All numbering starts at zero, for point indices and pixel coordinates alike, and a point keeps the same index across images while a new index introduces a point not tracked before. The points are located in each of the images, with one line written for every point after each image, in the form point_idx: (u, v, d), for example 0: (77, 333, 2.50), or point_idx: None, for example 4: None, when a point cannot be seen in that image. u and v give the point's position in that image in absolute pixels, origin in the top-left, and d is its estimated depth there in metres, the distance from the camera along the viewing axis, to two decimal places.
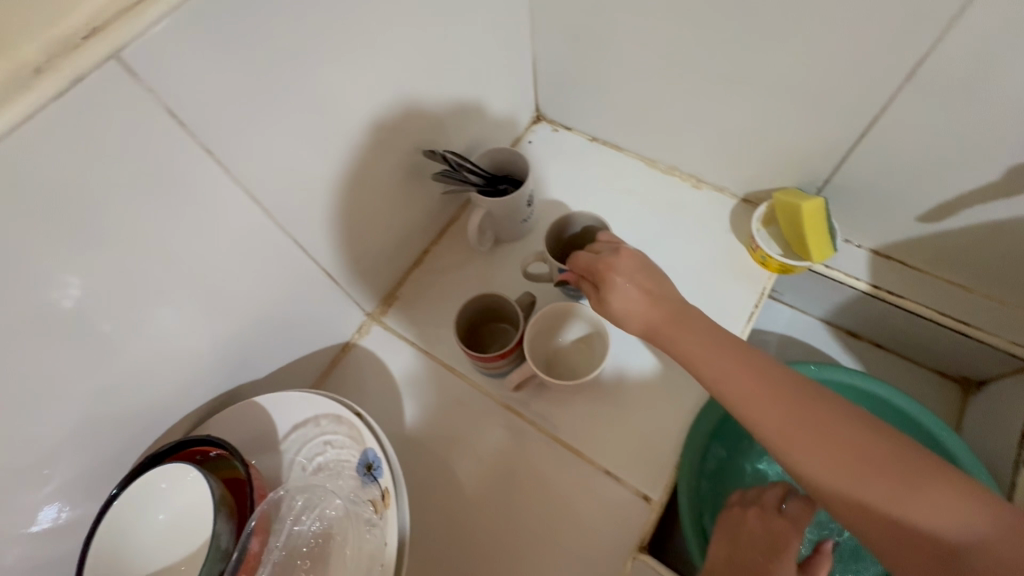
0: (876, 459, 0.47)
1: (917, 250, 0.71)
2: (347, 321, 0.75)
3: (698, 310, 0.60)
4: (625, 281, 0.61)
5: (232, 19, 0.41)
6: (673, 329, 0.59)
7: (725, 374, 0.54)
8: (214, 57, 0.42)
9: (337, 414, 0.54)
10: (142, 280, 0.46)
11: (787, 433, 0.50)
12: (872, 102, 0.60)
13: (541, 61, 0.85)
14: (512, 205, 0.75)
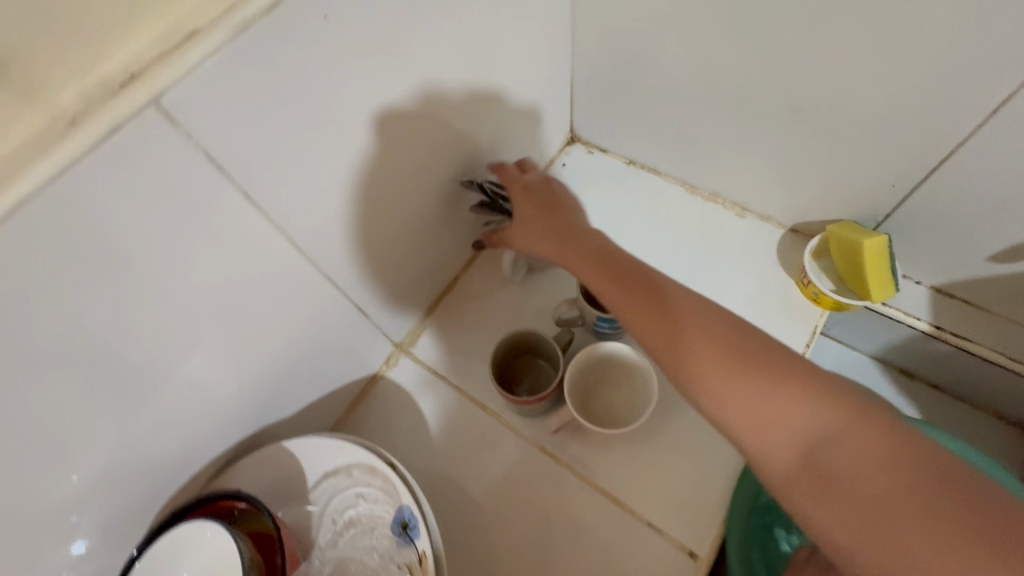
0: (876, 479, 0.39)
1: (987, 290, 0.66)
2: (375, 352, 0.72)
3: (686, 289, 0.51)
4: (522, 217, 0.64)
5: (279, 53, 0.38)
6: (658, 321, 0.49)
7: (735, 378, 0.44)
8: (258, 95, 0.39)
9: (370, 465, 0.51)
10: (173, 325, 0.44)
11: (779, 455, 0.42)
12: (949, 136, 0.55)
13: (580, 83, 0.81)
14: None
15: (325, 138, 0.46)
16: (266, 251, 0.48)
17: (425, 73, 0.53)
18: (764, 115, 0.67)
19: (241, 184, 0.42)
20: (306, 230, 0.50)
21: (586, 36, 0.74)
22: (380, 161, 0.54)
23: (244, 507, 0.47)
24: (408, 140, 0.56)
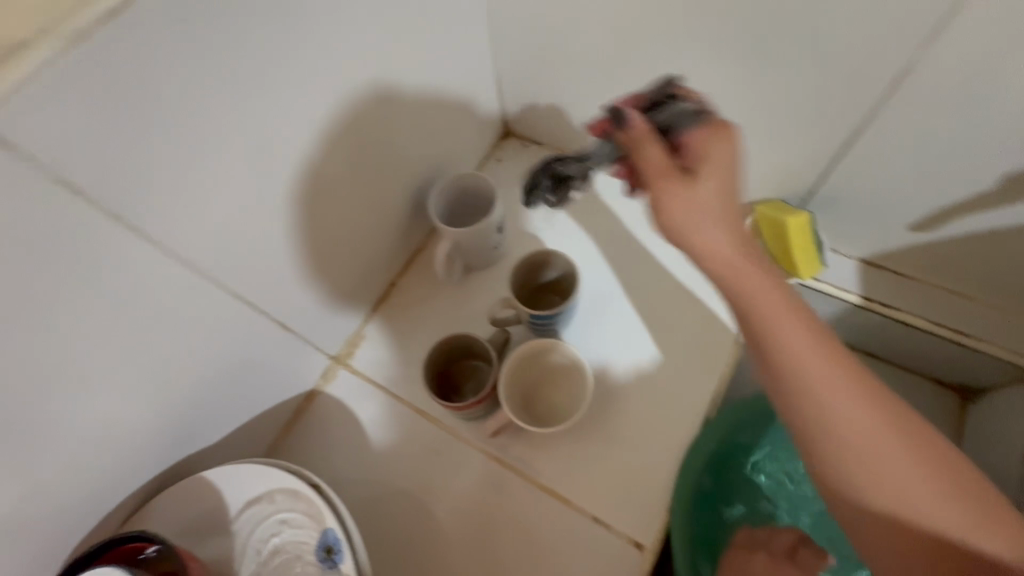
0: (938, 483, 0.41)
1: (911, 260, 0.67)
2: (310, 368, 0.70)
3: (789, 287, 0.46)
4: (706, 180, 0.45)
5: (129, 65, 0.35)
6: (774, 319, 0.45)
7: (835, 379, 0.43)
8: (109, 114, 0.35)
9: (292, 490, 0.49)
10: (51, 368, 0.40)
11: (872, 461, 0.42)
12: (856, 113, 0.55)
13: (506, 81, 0.78)
14: (479, 233, 0.70)
15: (211, 156, 0.43)
16: (161, 280, 0.45)
17: (325, 81, 0.50)
18: None
19: (115, 212, 0.39)
20: (206, 255, 0.47)
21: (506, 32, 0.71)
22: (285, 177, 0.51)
23: (159, 547, 0.44)
24: (316, 151, 0.52)
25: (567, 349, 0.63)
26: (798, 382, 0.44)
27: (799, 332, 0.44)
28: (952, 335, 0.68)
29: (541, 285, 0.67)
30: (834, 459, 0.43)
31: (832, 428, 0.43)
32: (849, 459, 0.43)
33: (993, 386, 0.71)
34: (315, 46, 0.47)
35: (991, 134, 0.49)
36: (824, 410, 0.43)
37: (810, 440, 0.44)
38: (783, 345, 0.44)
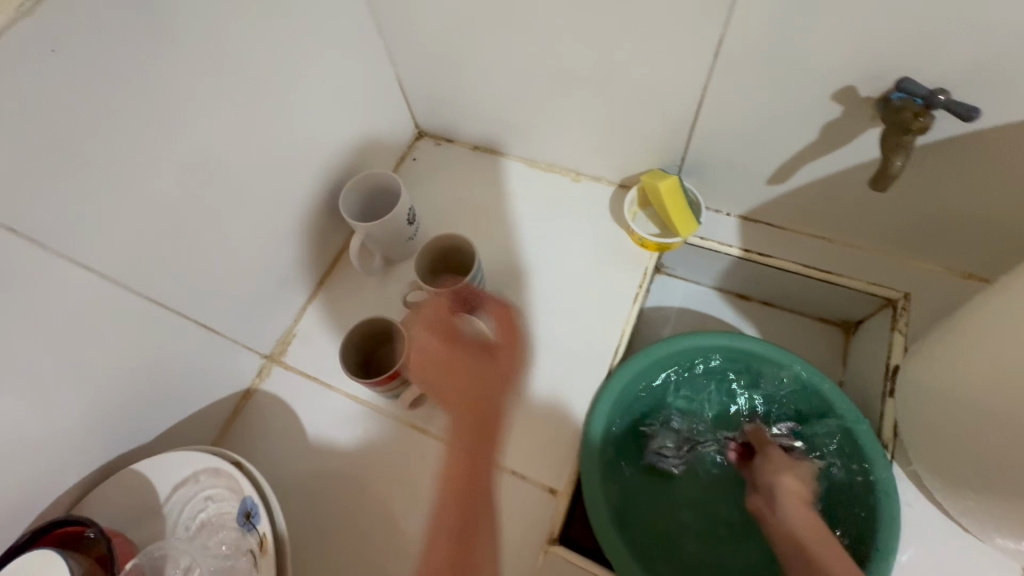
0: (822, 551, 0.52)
1: (775, 210, 0.75)
2: (242, 367, 0.75)
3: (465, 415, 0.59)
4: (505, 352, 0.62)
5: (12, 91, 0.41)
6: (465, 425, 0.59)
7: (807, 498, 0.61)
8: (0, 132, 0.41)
9: (214, 468, 0.54)
10: None
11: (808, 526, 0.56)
12: (695, 82, 0.63)
13: (406, 81, 0.86)
14: (391, 227, 0.76)
15: (103, 169, 0.49)
16: (71, 285, 0.50)
17: (207, 94, 0.56)
18: (559, 86, 0.73)
19: (13, 225, 0.44)
20: (112, 260, 0.53)
21: (395, 37, 0.79)
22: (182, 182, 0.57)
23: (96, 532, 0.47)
24: (209, 158, 0.59)
25: (475, 324, 0.68)
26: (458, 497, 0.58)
27: (775, 463, 0.66)
28: (821, 275, 0.76)
29: (449, 266, 0.73)
30: (489, 387, 0.60)
31: (474, 404, 0.59)
32: (473, 449, 0.59)
33: (865, 317, 0.79)
34: (192, 63, 0.53)
35: (797, 85, 0.57)
36: (484, 457, 0.59)
37: (468, 401, 0.59)
38: (773, 461, 0.66)
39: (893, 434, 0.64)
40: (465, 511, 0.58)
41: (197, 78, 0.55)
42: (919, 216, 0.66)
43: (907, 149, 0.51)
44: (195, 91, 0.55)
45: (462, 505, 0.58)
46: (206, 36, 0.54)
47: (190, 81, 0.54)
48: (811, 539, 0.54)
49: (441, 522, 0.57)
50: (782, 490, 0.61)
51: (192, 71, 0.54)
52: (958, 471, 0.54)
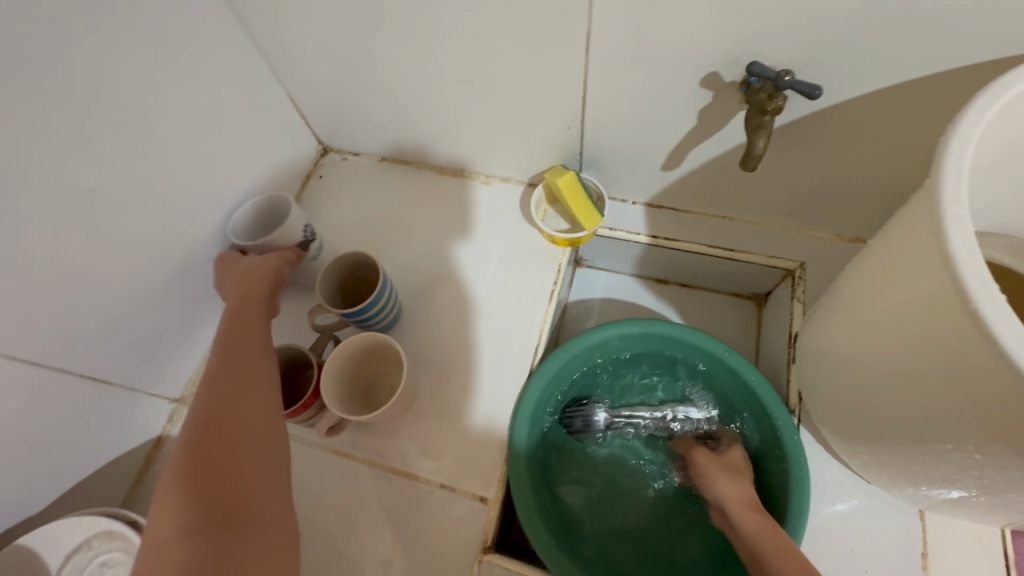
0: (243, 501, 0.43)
1: (675, 195, 0.77)
2: (147, 414, 0.71)
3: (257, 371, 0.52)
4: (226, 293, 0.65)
5: None
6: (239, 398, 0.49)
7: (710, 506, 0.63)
8: None
9: (107, 530, 0.51)
10: None
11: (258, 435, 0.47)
12: (574, 79, 0.64)
13: (299, 98, 0.84)
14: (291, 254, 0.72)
15: None
16: None
17: (52, 134, 0.53)
18: (449, 92, 0.73)
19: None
20: None
21: (278, 55, 0.77)
22: (38, 231, 0.53)
23: None
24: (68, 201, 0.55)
25: (385, 341, 0.67)
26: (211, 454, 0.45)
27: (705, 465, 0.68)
28: (725, 254, 0.78)
29: (357, 285, 0.72)
30: (249, 365, 0.52)
31: (237, 383, 0.50)
32: (232, 373, 0.51)
33: (772, 289, 0.83)
34: (29, 104, 0.50)
35: (665, 74, 0.59)
36: (245, 409, 0.48)
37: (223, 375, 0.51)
38: (703, 470, 0.67)
39: (798, 399, 0.67)
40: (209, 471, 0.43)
41: (38, 118, 0.51)
42: (801, 188, 0.69)
43: (767, 129, 0.53)
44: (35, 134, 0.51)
45: (214, 482, 0.43)
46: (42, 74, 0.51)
47: (30, 123, 0.51)
48: (762, 543, 0.56)
49: (168, 489, 0.42)
50: (720, 496, 0.63)
51: (29, 112, 0.50)
52: (849, 429, 0.57)
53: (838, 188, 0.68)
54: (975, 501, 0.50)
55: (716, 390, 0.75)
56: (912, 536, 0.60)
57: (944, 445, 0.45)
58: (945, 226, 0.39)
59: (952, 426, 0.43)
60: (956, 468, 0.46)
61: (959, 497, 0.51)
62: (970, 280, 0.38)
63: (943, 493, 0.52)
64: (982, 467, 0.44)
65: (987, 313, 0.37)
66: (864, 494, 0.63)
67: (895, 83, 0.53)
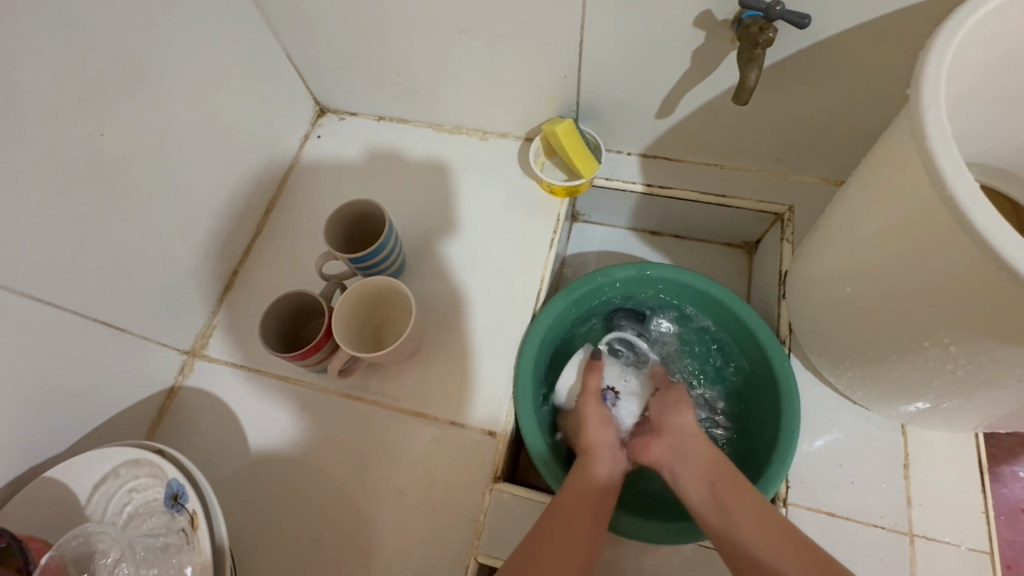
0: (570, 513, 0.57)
1: (669, 144, 0.80)
2: (160, 365, 0.72)
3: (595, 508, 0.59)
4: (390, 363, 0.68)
5: None
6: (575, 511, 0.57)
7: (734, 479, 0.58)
8: None
9: (133, 459, 0.53)
10: None
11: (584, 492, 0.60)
12: (571, 25, 0.66)
13: (295, 55, 0.85)
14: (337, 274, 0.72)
15: None
16: None
17: (51, 74, 0.53)
18: (446, 43, 0.74)
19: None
20: None
21: (274, 9, 0.77)
22: (46, 171, 0.54)
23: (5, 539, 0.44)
24: (71, 144, 0.56)
25: (392, 283, 0.69)
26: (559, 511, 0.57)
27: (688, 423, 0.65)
28: (717, 201, 0.81)
29: (363, 233, 0.74)
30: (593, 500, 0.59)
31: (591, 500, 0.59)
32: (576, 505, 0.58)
33: (761, 234, 0.86)
34: (25, 40, 0.50)
35: (658, 14, 0.61)
36: (579, 525, 0.56)
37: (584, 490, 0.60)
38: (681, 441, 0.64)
39: (788, 330, 0.71)
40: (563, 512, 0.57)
41: (36, 57, 0.51)
42: (791, 130, 0.72)
43: (759, 63, 0.56)
44: (34, 72, 0.52)
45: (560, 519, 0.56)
46: (37, 11, 0.51)
47: (25, 61, 0.51)
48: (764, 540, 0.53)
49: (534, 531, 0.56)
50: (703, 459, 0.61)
51: (26, 50, 0.51)
52: (838, 348, 0.61)
53: (826, 129, 0.70)
54: (950, 404, 0.54)
55: (710, 326, 0.78)
56: (896, 448, 0.64)
57: (922, 342, 0.49)
58: (925, 128, 0.42)
59: (928, 321, 0.47)
60: (934, 366, 0.50)
61: (934, 401, 0.55)
62: (946, 173, 0.41)
63: (922, 402, 0.56)
64: (959, 361, 0.47)
65: (960, 204, 0.40)
66: (850, 414, 0.67)
67: (877, 16, 0.56)
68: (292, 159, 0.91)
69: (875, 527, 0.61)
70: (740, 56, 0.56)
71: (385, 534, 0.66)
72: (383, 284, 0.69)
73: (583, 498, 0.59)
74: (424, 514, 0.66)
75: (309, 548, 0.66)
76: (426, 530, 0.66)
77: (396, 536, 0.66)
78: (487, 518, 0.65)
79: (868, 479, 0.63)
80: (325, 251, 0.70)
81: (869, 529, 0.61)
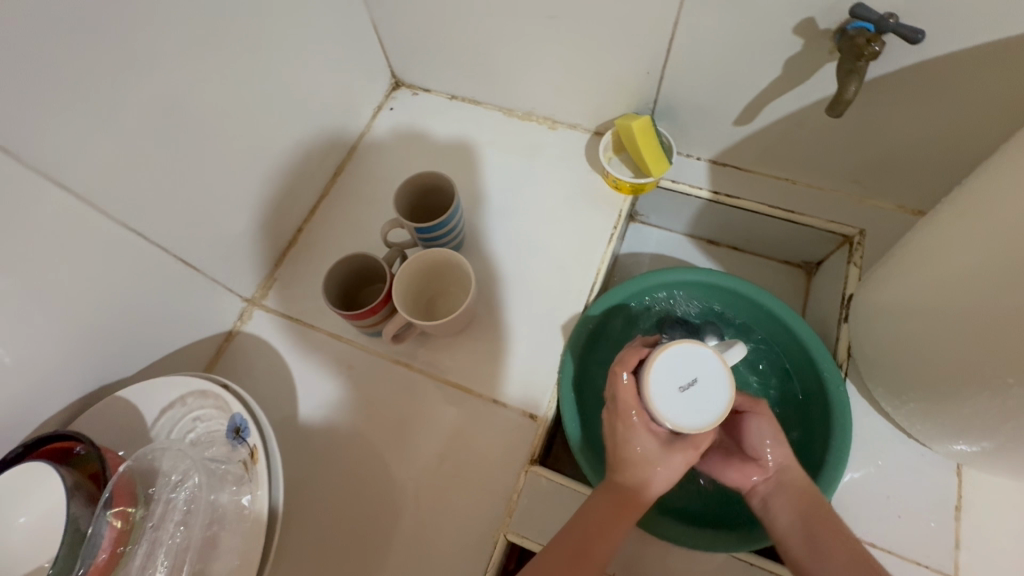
0: (583, 540, 0.52)
1: (743, 152, 0.79)
2: (224, 309, 0.75)
3: (604, 530, 0.52)
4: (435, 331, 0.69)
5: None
6: (595, 538, 0.52)
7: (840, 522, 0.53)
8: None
9: (201, 390, 0.55)
10: None
11: (607, 517, 0.53)
12: (665, 20, 0.65)
13: (382, 26, 0.87)
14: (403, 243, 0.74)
15: (73, 87, 0.48)
16: (47, 205, 0.50)
17: (175, 16, 0.55)
18: (533, 27, 0.75)
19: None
20: (89, 182, 0.52)
21: None
22: (154, 108, 0.56)
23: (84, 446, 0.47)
24: (179, 84, 0.58)
25: (452, 255, 0.70)
26: (575, 536, 0.53)
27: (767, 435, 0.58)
28: (784, 216, 0.80)
29: (429, 205, 0.75)
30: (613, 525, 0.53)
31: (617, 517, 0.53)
32: (595, 527, 0.53)
33: (825, 256, 0.84)
34: None
35: (762, 15, 0.60)
36: (595, 552, 0.52)
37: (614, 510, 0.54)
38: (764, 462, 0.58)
39: (846, 354, 0.70)
40: (573, 542, 0.52)
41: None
42: (876, 152, 0.70)
43: (860, 75, 0.55)
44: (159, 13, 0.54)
45: (571, 548, 0.52)
46: None
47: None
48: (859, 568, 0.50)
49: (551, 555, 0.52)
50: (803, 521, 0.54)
51: None
52: (904, 377, 0.59)
53: (919, 153, 0.68)
54: (1020, 450, 0.52)
55: (762, 339, 0.77)
56: (950, 489, 0.62)
57: (1004, 379, 0.47)
58: None
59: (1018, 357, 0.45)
60: (1012, 406, 0.48)
61: (1004, 444, 0.53)
62: None
63: (966, 442, 0.57)
64: None
65: None
66: (904, 448, 0.65)
67: (992, 40, 0.54)
68: (364, 127, 0.93)
69: (919, 566, 0.59)
70: (840, 69, 0.56)
71: (419, 499, 0.67)
72: (443, 255, 0.71)
73: (606, 519, 0.53)
74: (458, 485, 0.67)
75: (345, 502, 0.68)
76: (459, 501, 0.67)
77: (430, 504, 0.67)
78: (519, 497, 0.66)
79: (916, 516, 0.61)
80: (394, 218, 0.71)
81: (913, 566, 0.59)
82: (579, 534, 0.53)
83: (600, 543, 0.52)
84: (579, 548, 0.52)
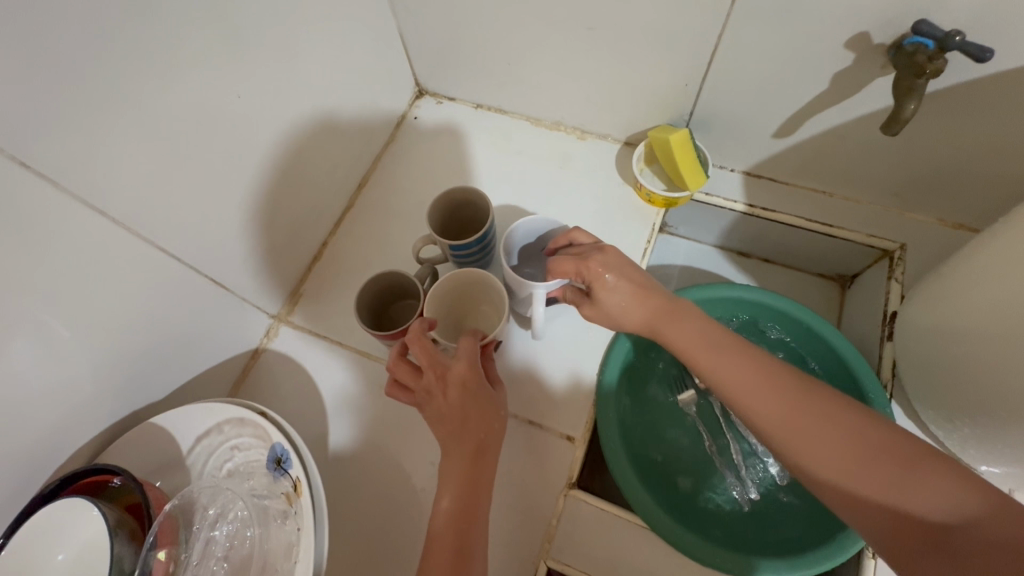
0: (480, 472, 0.56)
1: (780, 165, 0.77)
2: (252, 326, 0.74)
3: (494, 456, 0.58)
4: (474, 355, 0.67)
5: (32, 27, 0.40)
6: (481, 472, 0.56)
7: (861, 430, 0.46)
8: (20, 74, 0.40)
9: (239, 418, 0.54)
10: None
11: (474, 459, 0.57)
12: (707, 33, 0.64)
13: (408, 34, 0.85)
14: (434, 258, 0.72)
15: (107, 108, 0.46)
16: (80, 231, 0.48)
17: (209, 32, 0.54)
18: (568, 38, 0.73)
19: (1, 147, 0.41)
20: (121, 205, 0.51)
21: None
22: (188, 128, 0.54)
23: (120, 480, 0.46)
24: (213, 102, 0.56)
25: (486, 275, 0.68)
26: (455, 489, 0.55)
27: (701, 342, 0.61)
28: (823, 230, 0.78)
29: (462, 221, 0.73)
30: (485, 467, 0.57)
31: (472, 459, 0.56)
32: (463, 472, 0.56)
33: (863, 270, 0.83)
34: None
35: (815, 29, 0.58)
36: (485, 478, 0.56)
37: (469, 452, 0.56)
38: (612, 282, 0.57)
39: (891, 373, 0.68)
40: (473, 480, 0.56)
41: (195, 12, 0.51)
42: (921, 167, 0.68)
43: (918, 94, 0.53)
44: (194, 30, 0.52)
45: (473, 485, 0.56)
46: None
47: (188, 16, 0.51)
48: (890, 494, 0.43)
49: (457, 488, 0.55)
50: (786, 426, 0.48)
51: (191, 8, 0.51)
52: (960, 403, 0.57)
53: (967, 169, 0.66)
54: None
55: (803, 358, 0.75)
56: None
57: None
58: None
59: None
60: None
61: None
62: None
63: (997, 464, 0.58)
64: None
65: None
66: None
67: None
68: (388, 137, 0.91)
69: None
70: (898, 87, 0.55)
71: None
72: (477, 273, 0.69)
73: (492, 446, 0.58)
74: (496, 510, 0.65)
75: (379, 526, 0.66)
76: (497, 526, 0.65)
77: None
78: (559, 522, 0.64)
79: None
80: (427, 234, 0.70)
81: None
82: (479, 460, 0.56)
83: (485, 473, 0.56)
84: (480, 478, 0.56)
